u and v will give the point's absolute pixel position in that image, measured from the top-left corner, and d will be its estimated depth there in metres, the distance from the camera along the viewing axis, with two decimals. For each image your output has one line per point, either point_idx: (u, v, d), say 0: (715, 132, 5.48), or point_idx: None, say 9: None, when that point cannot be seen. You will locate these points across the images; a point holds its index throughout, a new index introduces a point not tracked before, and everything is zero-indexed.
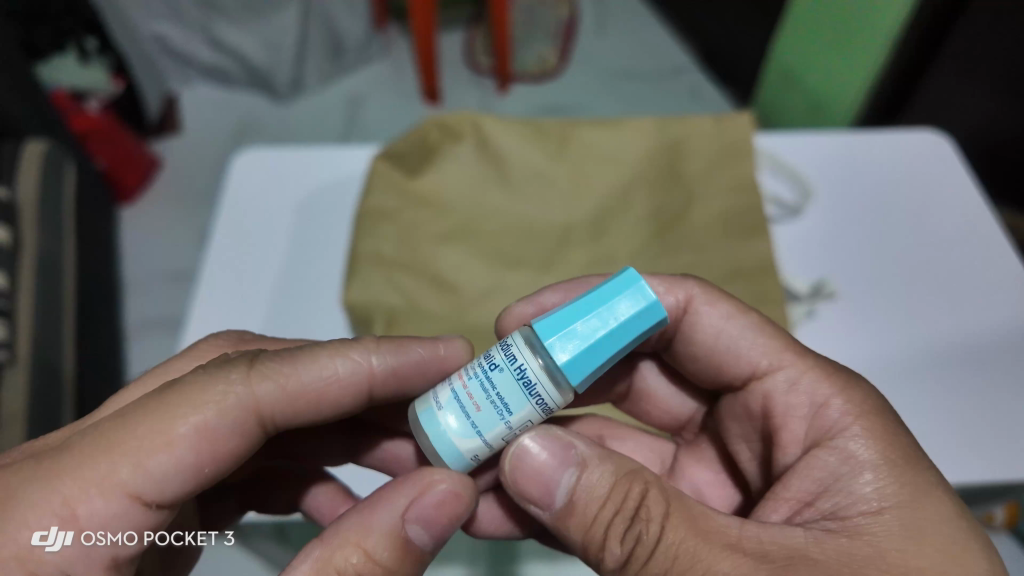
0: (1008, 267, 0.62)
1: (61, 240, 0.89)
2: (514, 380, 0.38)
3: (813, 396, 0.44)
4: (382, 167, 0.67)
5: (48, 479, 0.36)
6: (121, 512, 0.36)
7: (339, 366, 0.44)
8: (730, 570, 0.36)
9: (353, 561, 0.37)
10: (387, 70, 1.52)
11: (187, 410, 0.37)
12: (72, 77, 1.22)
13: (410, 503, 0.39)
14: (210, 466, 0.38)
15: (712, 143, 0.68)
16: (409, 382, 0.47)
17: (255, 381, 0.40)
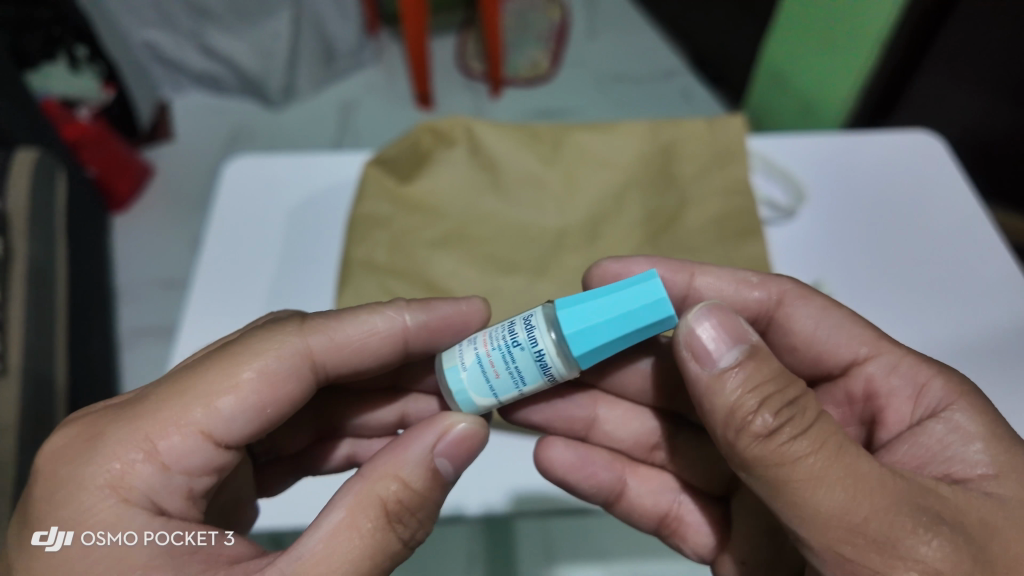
0: (1001, 267, 0.63)
1: (52, 249, 0.89)
2: (532, 359, 0.42)
3: (914, 379, 0.47)
4: (374, 173, 0.67)
5: (131, 422, 0.41)
6: (196, 448, 0.41)
7: (377, 321, 0.49)
8: (831, 504, 0.36)
9: (392, 489, 0.40)
10: (379, 76, 1.52)
11: (250, 359, 0.44)
12: (64, 85, 1.23)
13: (438, 439, 0.42)
14: (271, 407, 0.44)
15: (704, 147, 0.68)
16: (440, 336, 0.51)
17: (309, 334, 0.46)
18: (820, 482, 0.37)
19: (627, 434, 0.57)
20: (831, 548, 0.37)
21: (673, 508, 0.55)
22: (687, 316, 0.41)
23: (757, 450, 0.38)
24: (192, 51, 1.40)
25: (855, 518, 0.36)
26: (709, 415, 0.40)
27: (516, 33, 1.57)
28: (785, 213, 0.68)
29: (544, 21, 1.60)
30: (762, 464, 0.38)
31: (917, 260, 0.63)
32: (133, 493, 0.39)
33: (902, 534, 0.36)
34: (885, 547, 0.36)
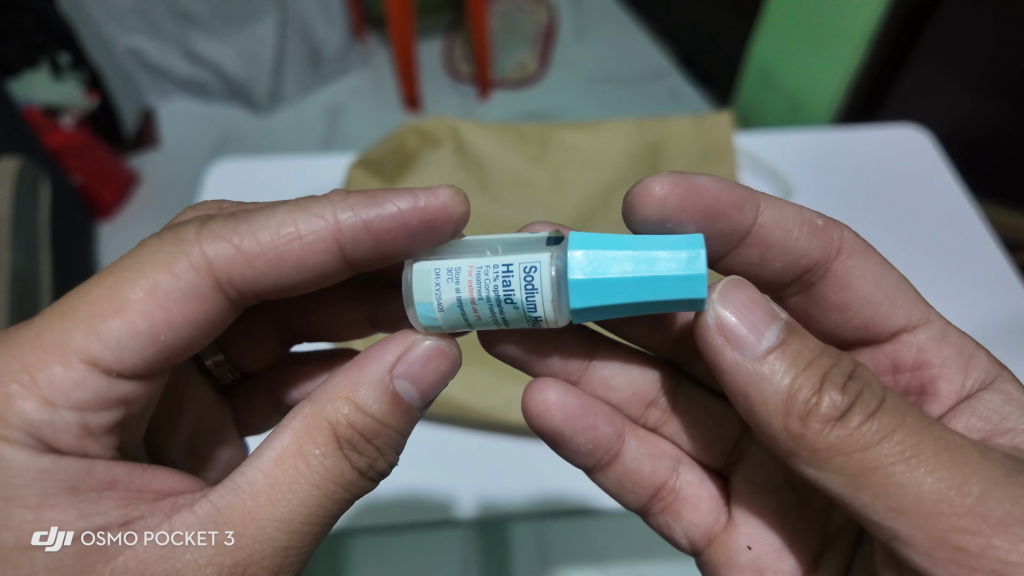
0: (993, 254, 0.63)
1: (34, 258, 0.87)
2: (524, 317, 0.41)
3: (962, 349, 0.52)
4: (359, 174, 0.66)
5: (16, 346, 0.41)
6: (82, 377, 0.41)
7: (300, 225, 0.45)
8: (936, 480, 0.36)
9: (344, 412, 0.41)
10: (367, 79, 1.51)
11: (135, 275, 0.42)
12: (47, 92, 1.20)
13: (397, 358, 0.42)
14: (165, 334, 0.42)
15: (691, 145, 0.68)
16: (382, 238, 0.46)
17: (205, 243, 0.43)
18: (906, 463, 0.36)
19: (627, 386, 0.57)
20: (941, 540, 0.36)
21: (670, 479, 0.53)
22: (711, 298, 0.40)
23: (833, 434, 0.37)
24: (178, 57, 1.39)
25: (949, 496, 0.36)
26: (760, 409, 0.38)
27: (504, 35, 1.57)
28: None
29: (532, 23, 1.60)
30: (844, 451, 0.37)
31: (908, 253, 0.64)
32: (10, 430, 0.39)
33: (1002, 501, 0.36)
34: (991, 520, 0.36)
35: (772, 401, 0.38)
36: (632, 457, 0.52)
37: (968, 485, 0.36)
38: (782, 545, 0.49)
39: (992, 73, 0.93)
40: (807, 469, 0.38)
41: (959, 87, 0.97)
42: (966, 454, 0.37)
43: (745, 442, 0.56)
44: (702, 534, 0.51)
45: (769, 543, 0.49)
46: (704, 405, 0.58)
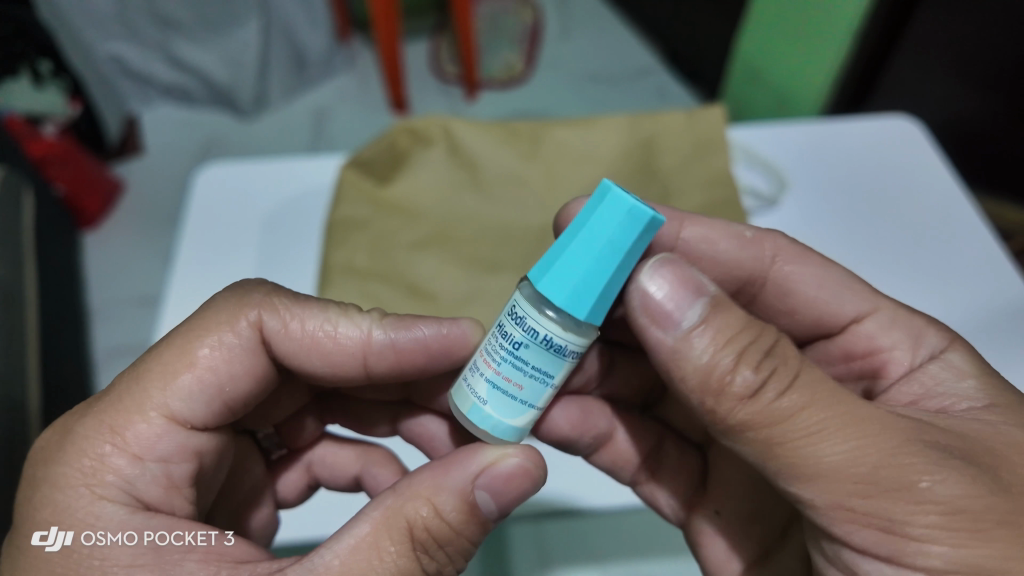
0: (984, 240, 0.64)
1: (21, 271, 0.86)
2: (545, 351, 0.38)
3: (911, 331, 0.47)
4: (351, 175, 0.65)
5: (97, 415, 0.40)
6: (163, 432, 0.41)
7: (339, 328, 0.46)
8: (836, 453, 0.35)
9: (423, 513, 0.38)
10: (353, 82, 1.51)
11: (203, 336, 0.43)
12: (27, 102, 1.19)
13: (481, 470, 0.39)
14: (230, 386, 0.43)
15: (684, 138, 0.68)
16: (410, 361, 0.48)
17: (264, 312, 0.44)
18: (813, 430, 0.35)
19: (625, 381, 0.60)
20: (839, 504, 0.35)
21: (654, 453, 0.57)
22: (638, 276, 0.39)
23: (749, 405, 0.36)
24: (161, 63, 1.38)
25: (853, 467, 0.35)
26: (680, 381, 0.38)
27: (490, 36, 1.57)
28: (768, 202, 0.67)
29: (517, 24, 1.60)
30: (761, 425, 0.36)
31: (898, 242, 0.64)
32: (107, 488, 0.39)
33: (899, 471, 0.35)
34: (883, 487, 0.35)
35: (690, 379, 0.37)
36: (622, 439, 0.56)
37: (871, 464, 0.35)
38: (749, 514, 0.52)
39: (974, 64, 0.94)
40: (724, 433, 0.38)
41: (942, 78, 0.99)
42: (875, 427, 0.36)
43: None
44: (682, 505, 0.55)
45: (735, 510, 0.52)
46: None
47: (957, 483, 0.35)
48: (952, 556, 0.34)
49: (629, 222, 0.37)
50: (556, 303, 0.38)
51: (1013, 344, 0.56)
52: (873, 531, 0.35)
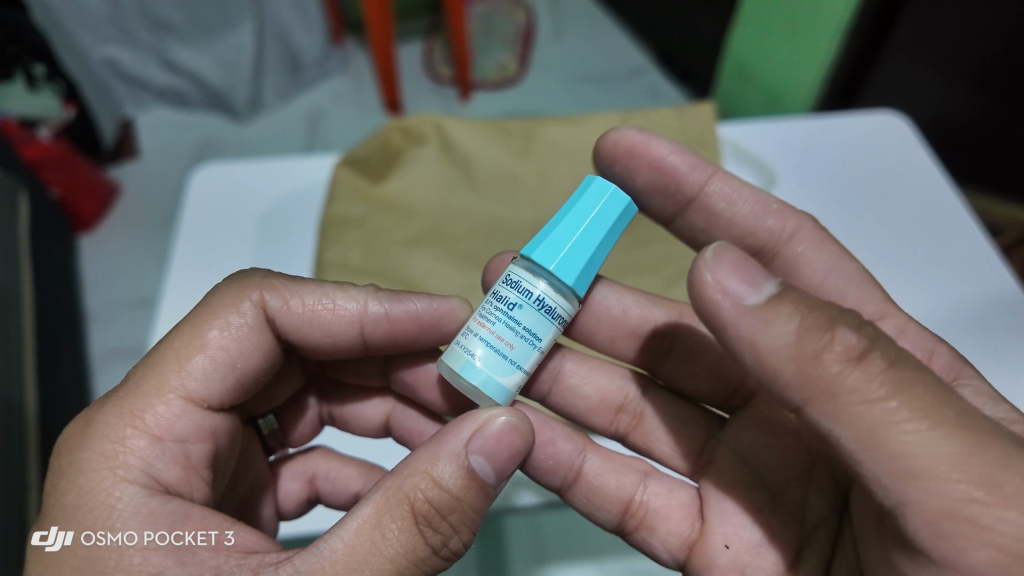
0: (974, 236, 0.64)
1: (16, 274, 0.86)
2: (537, 311, 0.40)
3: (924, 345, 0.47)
4: (344, 173, 0.65)
5: (112, 401, 0.41)
6: (180, 412, 0.42)
7: (337, 301, 0.48)
8: (951, 450, 0.32)
9: (423, 486, 0.38)
10: (347, 84, 1.52)
11: (211, 318, 0.44)
12: (22, 104, 1.20)
13: (473, 434, 0.39)
14: (241, 363, 0.44)
15: (674, 134, 0.68)
16: (404, 331, 0.49)
17: (267, 293, 0.46)
18: (915, 407, 0.32)
19: (594, 392, 0.57)
20: (950, 511, 0.32)
21: (637, 493, 0.52)
22: (704, 260, 0.36)
23: (857, 370, 0.33)
24: (155, 66, 1.38)
25: (948, 458, 0.32)
26: (768, 360, 0.35)
27: (483, 38, 1.58)
28: None
29: (510, 25, 1.61)
30: (865, 398, 0.33)
31: (887, 237, 0.64)
32: (131, 471, 0.39)
33: (1016, 480, 0.31)
34: (1002, 494, 0.31)
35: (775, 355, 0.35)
36: (597, 474, 0.52)
37: (965, 454, 0.32)
38: (757, 542, 0.47)
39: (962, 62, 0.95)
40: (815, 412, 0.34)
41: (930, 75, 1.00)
42: (987, 430, 0.33)
43: (713, 443, 0.54)
44: (680, 546, 0.50)
45: (747, 539, 0.48)
46: (676, 410, 0.56)
47: None
48: None
49: (614, 197, 0.43)
50: (547, 265, 0.41)
51: (1000, 338, 0.56)
52: (968, 537, 0.32)
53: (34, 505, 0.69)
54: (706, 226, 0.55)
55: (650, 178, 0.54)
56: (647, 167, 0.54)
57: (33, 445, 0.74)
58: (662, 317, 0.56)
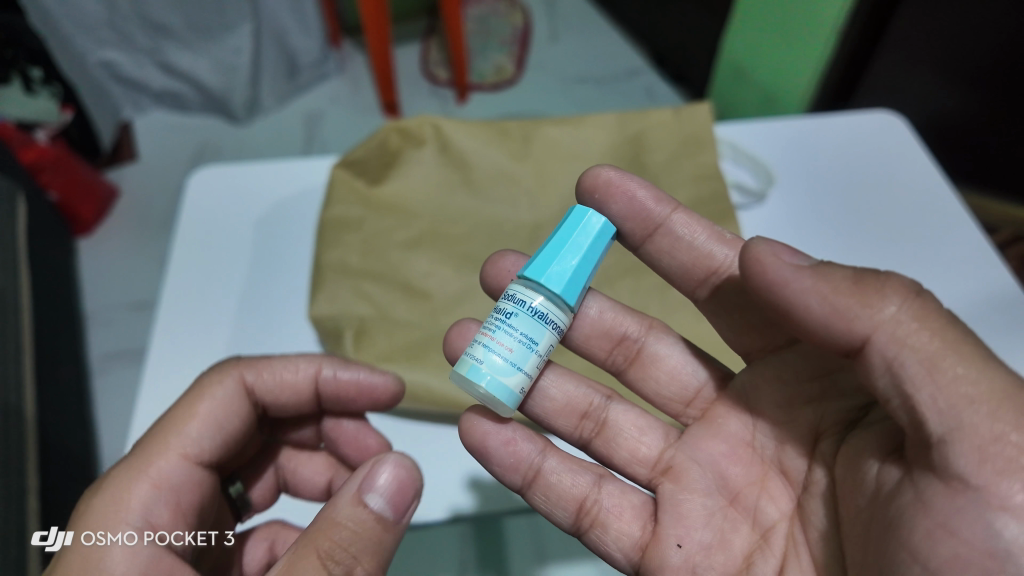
0: (971, 233, 0.64)
1: (16, 277, 0.86)
2: (531, 318, 0.41)
3: None
4: (342, 174, 0.63)
5: (112, 472, 0.43)
6: (172, 479, 0.43)
7: (302, 371, 0.49)
8: (979, 388, 0.33)
9: (328, 547, 0.38)
10: (344, 86, 1.52)
11: (201, 393, 0.46)
12: (19, 108, 1.19)
13: (361, 493, 0.40)
14: (226, 432, 0.46)
15: (672, 135, 0.66)
16: (351, 400, 0.49)
17: (246, 367, 0.48)
18: (965, 342, 0.33)
19: (560, 395, 0.51)
20: (981, 447, 0.32)
21: (593, 493, 0.48)
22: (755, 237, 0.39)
23: (914, 304, 0.34)
24: (153, 69, 1.38)
25: (989, 385, 0.33)
26: (835, 320, 0.36)
27: (479, 40, 1.58)
28: (756, 197, 0.67)
29: (507, 27, 1.61)
30: (920, 329, 0.34)
31: (886, 236, 0.64)
32: (121, 531, 0.40)
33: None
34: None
35: (840, 316, 0.36)
36: (553, 471, 0.47)
37: (1006, 390, 0.33)
38: (711, 542, 0.45)
39: (956, 62, 0.95)
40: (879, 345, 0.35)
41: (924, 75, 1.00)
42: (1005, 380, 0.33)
43: (673, 451, 0.49)
44: (632, 546, 0.47)
45: (700, 540, 0.45)
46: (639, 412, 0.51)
47: None
48: None
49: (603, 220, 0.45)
50: (538, 279, 0.42)
51: (1000, 335, 0.56)
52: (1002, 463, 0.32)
53: (34, 505, 0.69)
54: (675, 258, 0.51)
55: (626, 212, 0.50)
56: (620, 200, 0.50)
57: (33, 447, 0.74)
58: (634, 326, 0.53)
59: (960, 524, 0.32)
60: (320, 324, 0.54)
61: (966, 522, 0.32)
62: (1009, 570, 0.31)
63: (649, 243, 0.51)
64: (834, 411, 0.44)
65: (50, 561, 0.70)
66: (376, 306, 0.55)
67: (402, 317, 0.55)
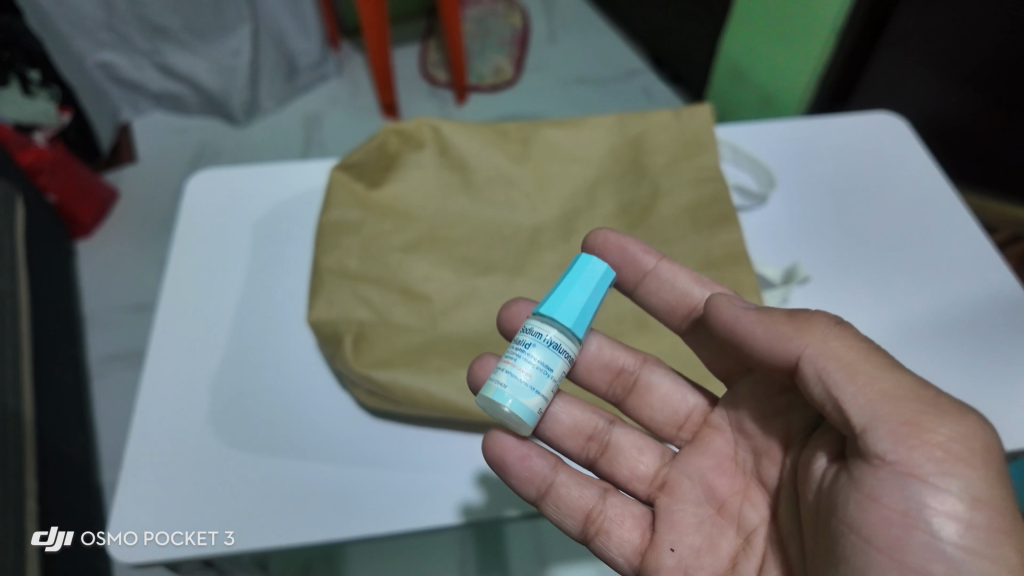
0: (971, 234, 0.63)
1: (14, 279, 0.86)
2: (549, 347, 0.41)
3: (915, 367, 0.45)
4: (339, 177, 0.59)
5: None
6: None
7: None
8: (881, 386, 0.36)
9: None
10: (343, 88, 1.52)
11: None
12: (16, 109, 1.16)
13: None
14: None
15: (671, 139, 0.62)
16: None
17: None
18: (877, 351, 0.37)
19: (569, 418, 0.50)
20: (892, 428, 0.35)
21: (599, 503, 0.47)
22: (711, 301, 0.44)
23: (838, 323, 0.39)
24: (151, 70, 1.38)
25: (889, 381, 0.36)
26: (777, 355, 0.40)
27: (477, 41, 1.58)
28: (757, 198, 0.66)
29: (505, 29, 1.61)
30: (848, 345, 0.38)
31: (885, 240, 0.63)
32: None
33: (936, 413, 0.35)
34: (929, 419, 0.35)
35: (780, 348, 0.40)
36: (564, 484, 0.46)
37: (908, 387, 0.36)
38: (701, 545, 0.44)
39: (955, 62, 0.95)
40: (812, 355, 0.38)
41: (922, 76, 1.00)
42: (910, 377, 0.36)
43: (668, 468, 0.49)
44: (633, 552, 0.46)
45: (692, 543, 0.45)
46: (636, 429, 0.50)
47: (974, 427, 0.35)
48: (969, 486, 0.34)
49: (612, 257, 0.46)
50: (556, 309, 0.42)
51: (1003, 337, 0.56)
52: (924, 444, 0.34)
53: (33, 508, 0.69)
54: (662, 299, 0.51)
55: (620, 261, 0.52)
56: (616, 253, 0.51)
57: (31, 450, 0.74)
58: (630, 360, 0.52)
59: (883, 492, 0.35)
60: (319, 329, 0.51)
61: (886, 490, 0.35)
62: (921, 527, 0.34)
63: (639, 289, 0.52)
64: (795, 424, 0.44)
65: (50, 563, 0.70)
66: (376, 310, 0.52)
67: (399, 322, 0.52)
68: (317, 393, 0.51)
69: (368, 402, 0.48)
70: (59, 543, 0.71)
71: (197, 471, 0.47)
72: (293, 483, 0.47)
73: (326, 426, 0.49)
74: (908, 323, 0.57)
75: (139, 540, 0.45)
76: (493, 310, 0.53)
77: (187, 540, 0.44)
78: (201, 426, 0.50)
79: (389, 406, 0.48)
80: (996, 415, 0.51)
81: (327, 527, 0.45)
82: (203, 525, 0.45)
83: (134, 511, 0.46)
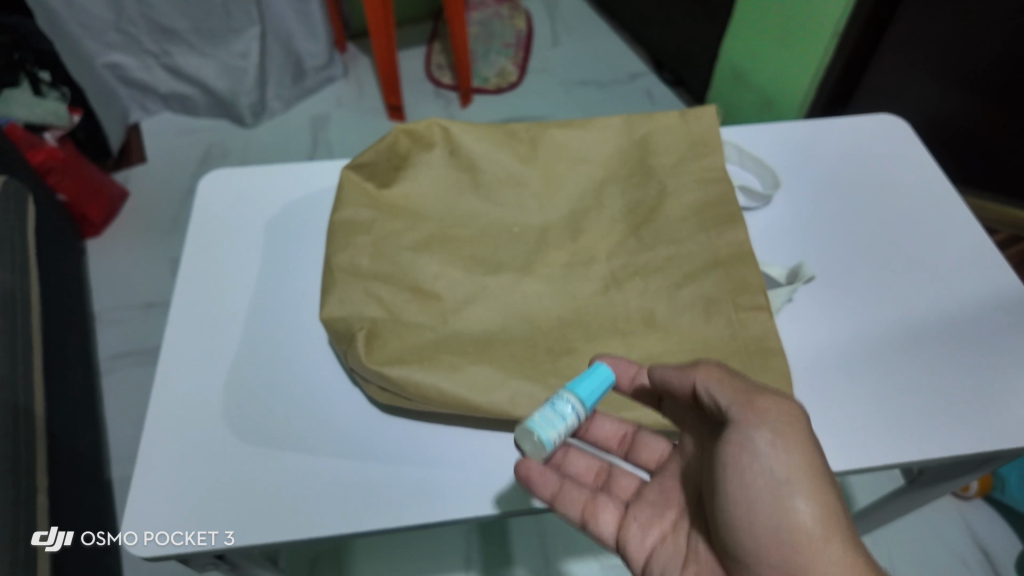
0: (972, 232, 0.64)
1: (26, 278, 0.87)
2: (563, 408, 0.43)
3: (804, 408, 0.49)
4: (349, 178, 0.59)
5: None
6: None
7: None
8: (727, 386, 0.43)
9: None
10: (349, 89, 1.53)
11: None
12: (27, 109, 1.16)
13: None
14: None
15: (678, 139, 0.62)
16: None
17: None
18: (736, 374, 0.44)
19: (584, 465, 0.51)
20: (738, 410, 0.42)
21: (591, 502, 0.48)
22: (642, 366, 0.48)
23: (722, 366, 0.44)
24: (160, 71, 1.39)
25: (729, 378, 0.43)
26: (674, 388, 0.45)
27: (481, 44, 1.59)
28: (761, 201, 0.66)
29: (509, 31, 1.62)
30: (728, 380, 0.43)
31: (889, 240, 0.64)
32: None
33: (768, 401, 0.42)
34: (762, 403, 0.42)
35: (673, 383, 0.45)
36: (568, 505, 0.47)
37: (753, 388, 0.43)
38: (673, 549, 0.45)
39: (955, 66, 0.99)
40: (704, 389, 0.43)
41: (922, 79, 1.03)
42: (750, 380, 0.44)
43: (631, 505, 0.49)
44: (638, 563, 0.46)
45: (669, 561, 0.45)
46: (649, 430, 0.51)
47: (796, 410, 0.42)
48: (799, 450, 0.40)
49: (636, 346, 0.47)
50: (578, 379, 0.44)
51: (1005, 338, 0.56)
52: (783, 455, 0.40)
53: (43, 506, 0.70)
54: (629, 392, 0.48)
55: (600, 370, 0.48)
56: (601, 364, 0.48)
57: (42, 447, 0.75)
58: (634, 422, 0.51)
59: (737, 460, 0.41)
60: (332, 326, 0.51)
61: (737, 459, 0.41)
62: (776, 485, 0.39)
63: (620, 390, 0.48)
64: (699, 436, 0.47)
65: (58, 559, 0.70)
66: (388, 308, 0.53)
67: (410, 320, 0.53)
68: (327, 390, 0.52)
69: (380, 398, 0.49)
70: (60, 543, 0.70)
71: (207, 468, 0.48)
72: (301, 480, 0.47)
73: (337, 423, 0.50)
74: (910, 323, 0.57)
75: (139, 539, 0.45)
76: (502, 309, 0.54)
77: (188, 540, 0.45)
78: (213, 423, 0.50)
79: (401, 403, 0.48)
80: (998, 413, 0.51)
81: (333, 525, 0.45)
82: (203, 525, 0.45)
83: (146, 507, 0.46)
